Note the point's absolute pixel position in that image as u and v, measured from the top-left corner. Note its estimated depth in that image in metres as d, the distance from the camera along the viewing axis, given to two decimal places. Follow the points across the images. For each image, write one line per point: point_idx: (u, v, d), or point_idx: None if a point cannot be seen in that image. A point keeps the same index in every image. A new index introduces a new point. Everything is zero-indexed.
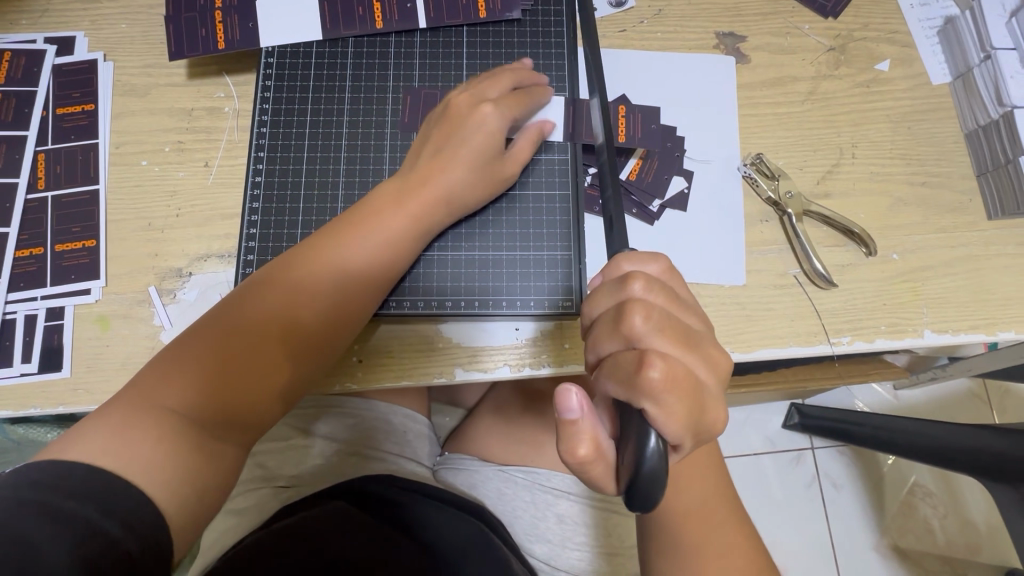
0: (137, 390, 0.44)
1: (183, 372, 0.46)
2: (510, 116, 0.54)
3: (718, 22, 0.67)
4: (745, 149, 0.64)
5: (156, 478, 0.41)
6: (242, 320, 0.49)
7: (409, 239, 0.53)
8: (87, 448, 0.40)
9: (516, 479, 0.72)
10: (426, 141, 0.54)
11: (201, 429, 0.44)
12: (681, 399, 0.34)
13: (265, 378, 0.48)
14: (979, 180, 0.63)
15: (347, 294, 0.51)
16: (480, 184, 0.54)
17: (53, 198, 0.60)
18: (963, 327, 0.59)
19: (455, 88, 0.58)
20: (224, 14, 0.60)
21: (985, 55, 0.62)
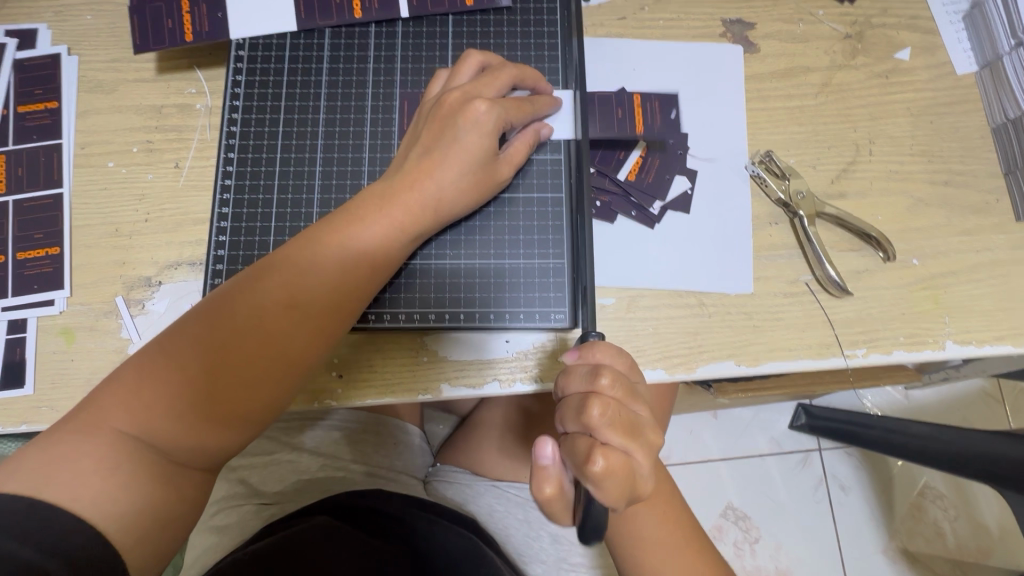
0: (88, 415, 0.41)
1: (139, 397, 0.41)
2: (508, 112, 0.49)
3: (725, 7, 0.62)
4: (754, 145, 0.60)
5: (111, 512, 0.38)
6: (206, 340, 0.43)
7: (395, 246, 0.48)
8: (36, 480, 0.38)
9: (509, 495, 0.69)
10: (413, 140, 0.50)
11: (160, 457, 0.41)
12: (620, 493, 0.36)
13: (230, 401, 0.43)
14: (1008, 178, 0.58)
15: (325, 306, 0.46)
16: (471, 185, 0.49)
17: (15, 203, 0.57)
18: (988, 338, 0.55)
19: (438, 81, 0.52)
20: (192, 4, 0.56)
21: (1016, 42, 0.57)
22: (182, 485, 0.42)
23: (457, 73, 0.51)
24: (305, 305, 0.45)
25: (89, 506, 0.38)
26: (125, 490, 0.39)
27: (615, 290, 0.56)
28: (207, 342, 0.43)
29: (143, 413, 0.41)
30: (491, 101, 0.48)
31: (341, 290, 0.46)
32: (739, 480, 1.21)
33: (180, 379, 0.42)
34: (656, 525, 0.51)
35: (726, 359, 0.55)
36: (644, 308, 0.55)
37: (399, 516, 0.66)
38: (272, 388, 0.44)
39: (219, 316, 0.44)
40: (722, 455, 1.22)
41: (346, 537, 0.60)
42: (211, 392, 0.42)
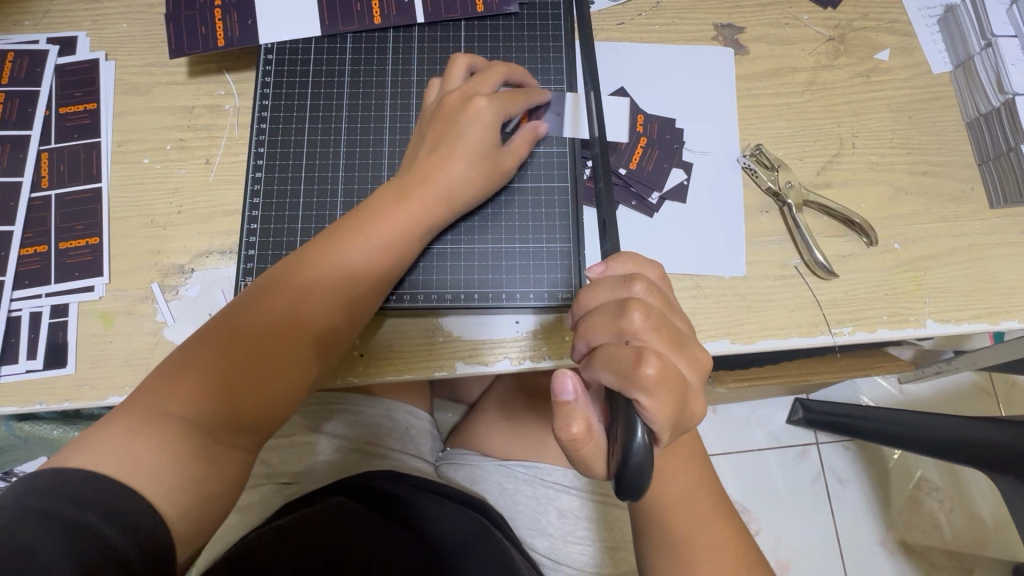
0: (138, 401, 0.44)
1: (187, 380, 0.45)
2: (505, 105, 0.53)
3: (716, 12, 0.67)
4: (745, 140, 0.64)
5: (163, 487, 0.42)
6: (248, 325, 0.47)
7: (411, 235, 0.52)
8: (93, 456, 0.41)
9: (518, 473, 0.72)
10: (420, 140, 0.54)
11: (206, 430, 0.45)
12: (671, 395, 0.37)
13: (265, 380, 0.47)
14: (982, 168, 0.63)
15: (351, 291, 0.50)
16: (481, 174, 0.53)
17: (57, 196, 0.61)
18: (966, 317, 0.59)
19: (443, 80, 0.56)
20: (224, 12, 0.60)
21: (985, 43, 0.62)
22: (225, 461, 0.45)
23: (449, 77, 0.55)
24: (314, 297, 0.49)
25: (139, 479, 0.41)
26: (172, 464, 0.42)
27: None
28: (244, 327, 0.47)
29: (187, 395, 0.45)
30: (488, 98, 0.52)
31: (365, 274, 0.50)
32: (738, 471, 1.24)
33: (218, 362, 0.46)
34: (688, 488, 0.50)
35: (721, 338, 0.58)
36: None
37: (412, 500, 0.68)
38: (302, 366, 0.48)
39: (252, 306, 0.48)
40: (721, 446, 1.25)
41: (357, 522, 0.63)
42: (251, 369, 0.46)
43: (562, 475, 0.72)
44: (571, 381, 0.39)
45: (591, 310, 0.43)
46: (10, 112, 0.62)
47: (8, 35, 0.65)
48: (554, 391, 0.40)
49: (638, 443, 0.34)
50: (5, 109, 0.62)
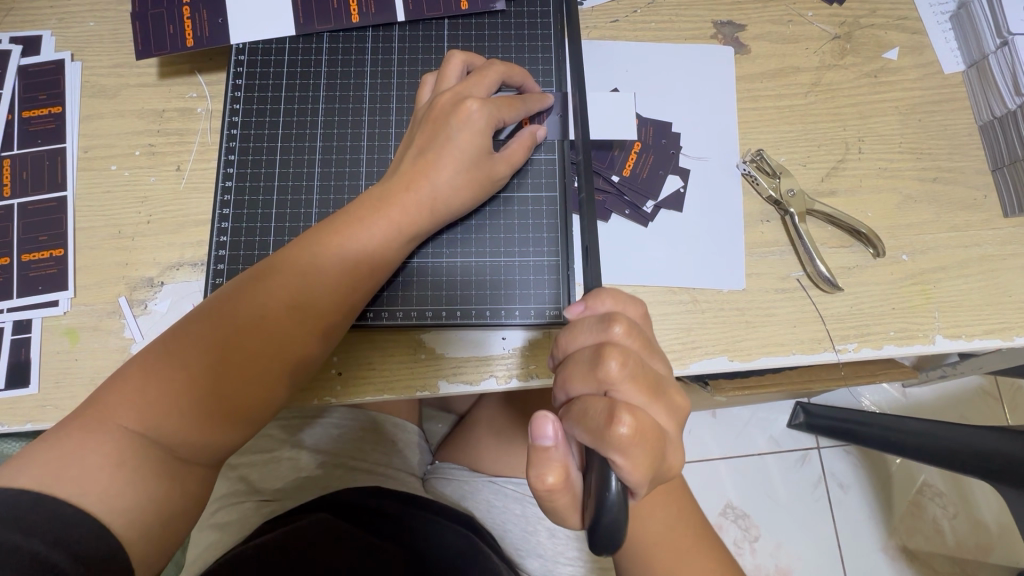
0: (94, 410, 0.41)
1: (143, 394, 0.42)
2: (499, 111, 0.50)
3: (715, 9, 0.64)
4: (745, 144, 0.61)
5: (114, 510, 0.39)
6: (211, 339, 0.44)
7: (393, 244, 0.48)
8: (42, 474, 0.39)
9: (506, 490, 0.69)
10: (409, 143, 0.51)
11: (164, 451, 0.42)
12: (646, 452, 0.36)
13: (230, 394, 0.44)
14: (995, 174, 0.59)
15: (326, 305, 0.47)
16: (469, 181, 0.49)
17: (20, 206, 0.58)
18: (977, 332, 0.56)
19: (436, 80, 0.52)
20: (193, 10, 0.57)
21: (1001, 41, 0.58)
22: (185, 482, 0.43)
23: (443, 75, 0.52)
24: (285, 311, 0.45)
25: (93, 500, 0.39)
26: (129, 484, 0.40)
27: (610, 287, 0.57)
28: (212, 336, 0.44)
29: (146, 406, 0.42)
30: (481, 101, 0.48)
31: (341, 289, 0.47)
32: (738, 478, 1.21)
33: (182, 372, 0.43)
34: (670, 523, 0.48)
35: (719, 355, 0.55)
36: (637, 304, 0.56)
37: (398, 514, 0.66)
38: (272, 380, 0.45)
39: (225, 312, 0.45)
40: (721, 453, 1.23)
41: (342, 535, 0.60)
42: (213, 387, 0.43)
43: None
44: (551, 426, 0.38)
45: (570, 353, 0.41)
46: None
47: None
48: (531, 435, 0.38)
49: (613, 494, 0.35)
50: None
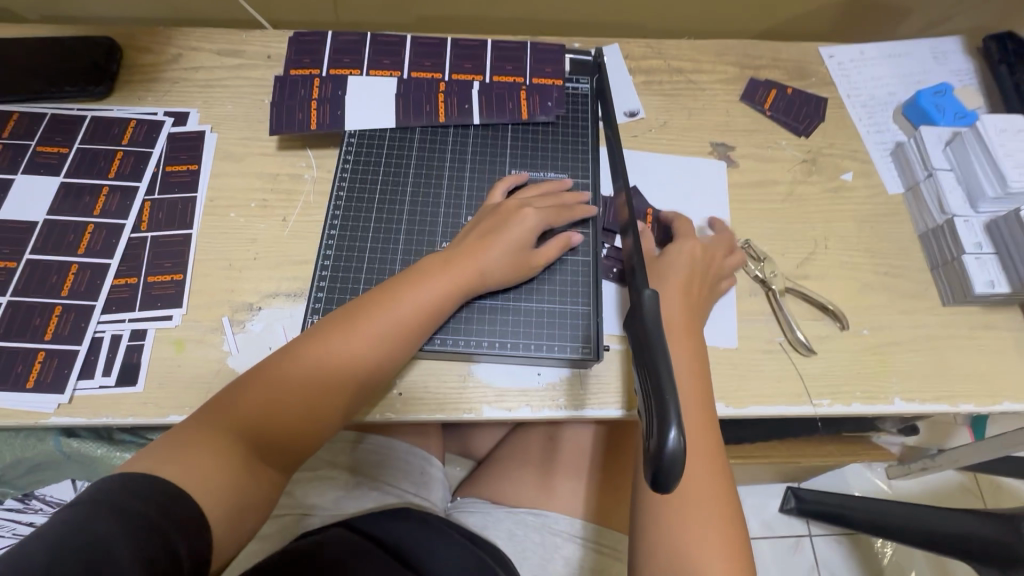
0: (216, 414, 0.52)
1: (252, 407, 0.53)
2: (549, 218, 0.66)
3: (712, 134, 0.83)
4: (736, 234, 0.76)
5: (211, 497, 0.48)
6: (309, 366, 0.56)
7: (448, 300, 0.62)
8: (164, 460, 0.48)
9: (525, 519, 0.77)
10: (472, 225, 0.66)
11: (255, 453, 0.52)
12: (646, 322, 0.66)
13: (310, 407, 0.55)
14: (933, 273, 0.75)
15: (394, 348, 0.59)
16: (514, 265, 0.64)
17: (153, 238, 0.71)
18: (928, 397, 0.68)
19: (504, 185, 0.70)
20: (319, 104, 0.74)
21: (928, 173, 0.76)
22: (259, 480, 0.52)
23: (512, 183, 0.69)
24: (366, 349, 0.58)
25: (194, 482, 0.47)
26: (223, 474, 0.49)
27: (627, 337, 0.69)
28: (305, 358, 0.56)
29: (253, 412, 0.53)
30: (536, 208, 0.66)
31: (407, 334, 0.59)
32: None
33: (279, 387, 0.55)
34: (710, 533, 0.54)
35: (716, 401, 0.67)
36: None
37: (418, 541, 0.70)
38: (341, 400, 0.57)
39: (319, 342, 0.57)
40: None
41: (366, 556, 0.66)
42: (302, 405, 0.55)
43: (566, 524, 0.76)
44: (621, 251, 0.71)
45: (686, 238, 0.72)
46: (126, 167, 0.75)
47: (135, 108, 0.79)
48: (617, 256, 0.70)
49: (670, 452, 0.35)
50: (123, 164, 0.75)
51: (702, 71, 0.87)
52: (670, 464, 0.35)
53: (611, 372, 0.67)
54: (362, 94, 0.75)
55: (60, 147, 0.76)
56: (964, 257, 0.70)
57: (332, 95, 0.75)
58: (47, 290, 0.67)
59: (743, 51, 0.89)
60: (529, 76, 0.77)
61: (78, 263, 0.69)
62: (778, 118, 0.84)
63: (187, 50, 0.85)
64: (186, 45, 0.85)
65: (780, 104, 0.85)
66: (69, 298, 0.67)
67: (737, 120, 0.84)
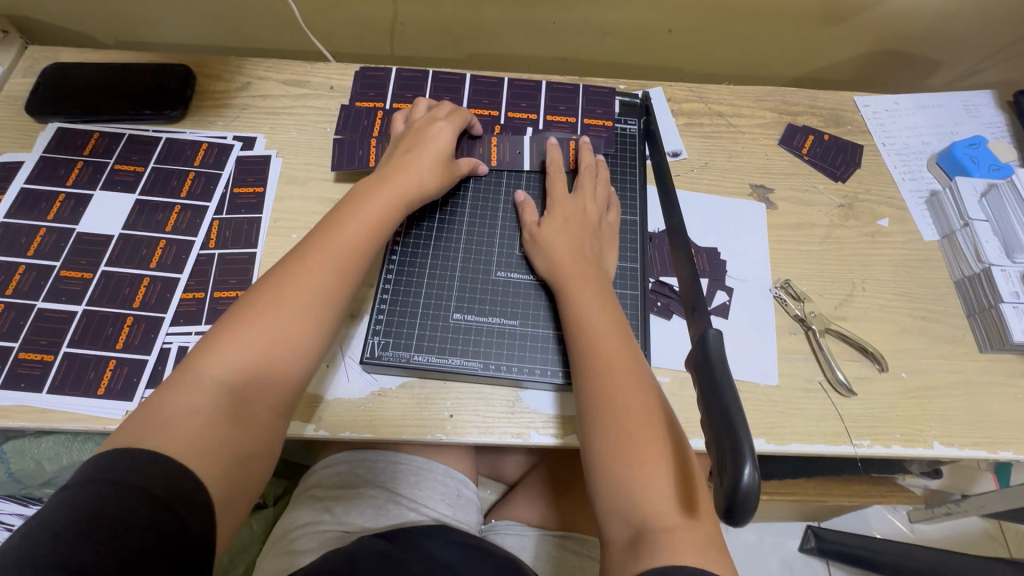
0: (177, 374, 0.54)
1: (210, 350, 0.55)
2: (457, 124, 0.74)
3: (752, 176, 0.86)
4: (775, 274, 0.79)
5: (206, 455, 0.50)
6: (258, 296, 0.58)
7: (391, 210, 0.66)
8: (141, 431, 0.49)
9: (565, 544, 0.82)
10: (395, 152, 0.72)
11: (230, 393, 0.54)
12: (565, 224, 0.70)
13: (275, 338, 0.56)
14: (970, 319, 0.76)
15: (345, 260, 0.62)
16: (441, 175, 0.71)
17: (220, 255, 0.75)
18: (967, 443, 0.69)
19: (401, 119, 0.75)
20: (378, 140, 0.79)
21: (964, 223, 0.79)
22: (251, 423, 0.54)
23: (411, 112, 0.76)
24: (315, 266, 0.60)
25: (179, 441, 0.49)
26: (205, 425, 0.51)
27: (672, 372, 0.70)
28: (254, 296, 0.58)
29: (213, 354, 0.54)
30: (445, 120, 0.73)
31: (355, 243, 0.63)
32: None
33: (236, 331, 0.56)
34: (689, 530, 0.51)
35: (757, 437, 0.68)
36: (692, 388, 0.69)
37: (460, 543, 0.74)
38: (308, 322, 0.58)
39: (259, 288, 0.59)
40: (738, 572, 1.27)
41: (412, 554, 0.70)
42: (263, 329, 0.56)
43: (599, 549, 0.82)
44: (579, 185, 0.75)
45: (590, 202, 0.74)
46: (197, 187, 0.79)
47: (206, 132, 0.84)
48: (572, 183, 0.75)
49: (745, 487, 0.37)
50: (194, 184, 0.79)
51: (742, 115, 0.91)
52: (745, 498, 0.37)
53: None
54: None
55: (136, 166, 0.80)
56: (1002, 305, 0.72)
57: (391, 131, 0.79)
58: (120, 301, 0.71)
59: (781, 97, 0.93)
60: (581, 116, 0.82)
61: (150, 276, 0.73)
62: (816, 163, 0.87)
63: (255, 79, 0.90)
64: (255, 74, 0.90)
65: (818, 150, 0.88)
66: (140, 310, 0.70)
67: (776, 164, 0.87)
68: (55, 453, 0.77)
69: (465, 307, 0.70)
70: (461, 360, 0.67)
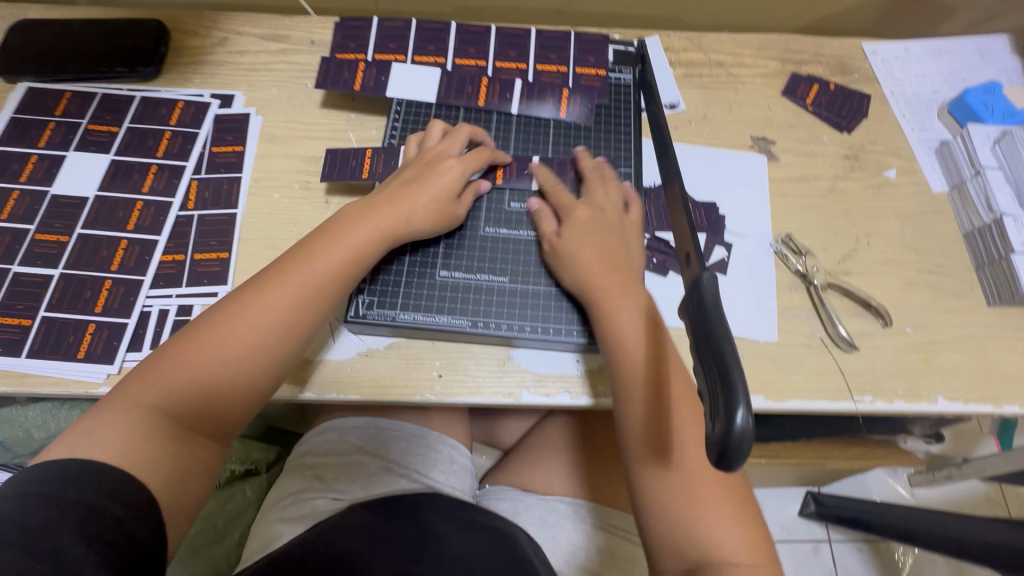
0: (127, 390, 0.53)
1: (161, 376, 0.54)
2: (469, 162, 0.68)
3: (753, 128, 0.82)
4: (776, 228, 0.76)
5: (146, 471, 0.50)
6: (218, 329, 0.56)
7: (366, 246, 0.62)
8: (81, 442, 0.50)
9: (560, 509, 0.78)
10: (392, 182, 0.67)
11: (175, 422, 0.53)
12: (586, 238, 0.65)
13: (228, 373, 0.55)
14: (978, 272, 0.74)
15: (305, 300, 0.59)
16: (437, 215, 0.65)
17: (199, 216, 0.72)
18: (972, 398, 0.67)
19: (410, 146, 0.71)
20: (366, 68, 0.76)
21: (975, 172, 0.75)
22: (191, 447, 0.54)
23: (427, 136, 0.71)
24: (279, 306, 0.58)
25: (116, 456, 0.49)
26: (144, 445, 0.51)
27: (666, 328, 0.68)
28: (216, 322, 0.57)
29: (162, 382, 0.54)
30: (456, 159, 0.67)
31: (323, 283, 0.60)
32: None
33: (192, 360, 0.55)
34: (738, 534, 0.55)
35: (755, 394, 0.66)
36: (687, 344, 0.67)
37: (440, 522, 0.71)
38: (262, 360, 0.57)
39: (221, 315, 0.57)
40: None
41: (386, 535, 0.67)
42: (214, 364, 0.55)
43: (601, 514, 0.77)
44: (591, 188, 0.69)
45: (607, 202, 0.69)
46: (173, 147, 0.76)
47: (182, 90, 0.81)
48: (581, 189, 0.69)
49: (737, 431, 0.35)
50: (171, 144, 0.76)
51: (743, 64, 0.87)
52: (736, 444, 0.35)
53: None
54: (409, 65, 0.76)
55: (110, 126, 0.77)
56: (1012, 256, 0.69)
57: (378, 61, 0.76)
58: (98, 265, 0.69)
59: (784, 45, 0.88)
60: (572, 65, 0.78)
61: (127, 238, 0.70)
62: (820, 113, 0.83)
63: (232, 34, 0.86)
64: (232, 29, 0.86)
65: (822, 99, 0.84)
66: (118, 273, 0.68)
67: (778, 115, 0.83)
68: (43, 421, 0.76)
69: (453, 264, 0.67)
70: (449, 318, 0.65)
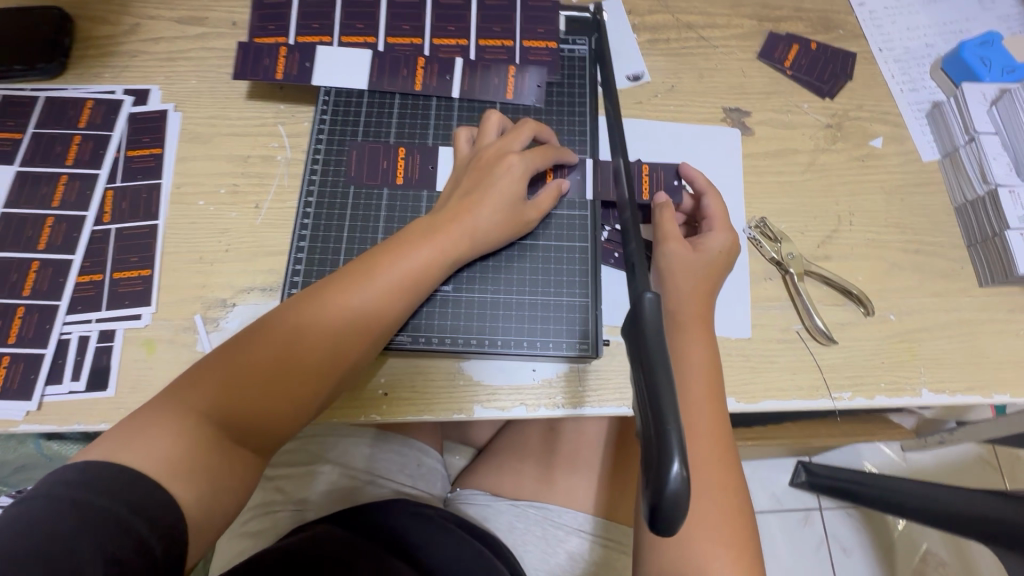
0: (174, 395, 0.49)
1: (212, 383, 0.49)
2: (533, 162, 0.61)
3: (725, 98, 0.74)
4: (750, 212, 0.69)
5: (182, 483, 0.45)
6: (280, 341, 0.51)
7: (436, 260, 0.56)
8: (117, 446, 0.45)
9: (529, 514, 0.74)
10: (456, 184, 0.61)
11: (224, 436, 0.49)
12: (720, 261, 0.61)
13: (288, 388, 0.51)
14: (970, 250, 0.68)
15: (370, 312, 0.54)
16: (505, 222, 0.59)
17: (117, 230, 0.66)
18: (959, 388, 0.62)
19: (466, 141, 0.64)
20: (288, 52, 0.68)
21: (969, 138, 0.68)
22: (234, 463, 0.49)
23: (484, 130, 0.63)
24: (349, 321, 0.52)
25: (156, 468, 0.44)
26: (188, 456, 0.46)
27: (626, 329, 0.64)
28: (278, 330, 0.52)
29: (212, 390, 0.49)
30: (520, 155, 0.60)
31: (387, 298, 0.54)
32: None
33: (249, 368, 0.50)
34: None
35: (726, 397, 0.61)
36: None
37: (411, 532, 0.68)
38: (321, 375, 0.52)
39: (279, 324, 0.52)
40: None
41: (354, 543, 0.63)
42: (268, 381, 0.50)
43: (574, 519, 0.74)
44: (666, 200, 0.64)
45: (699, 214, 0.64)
46: (84, 153, 0.69)
47: (91, 87, 0.73)
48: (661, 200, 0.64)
49: (672, 490, 0.30)
50: (81, 150, 0.69)
51: (714, 26, 0.78)
52: (670, 503, 0.31)
53: (613, 367, 0.62)
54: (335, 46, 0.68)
55: (13, 133, 0.70)
56: (1007, 233, 0.63)
57: (302, 43, 0.68)
58: (9, 291, 0.63)
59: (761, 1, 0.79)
60: (519, 38, 0.69)
61: (39, 259, 0.64)
62: (800, 78, 0.75)
63: (145, 19, 0.77)
64: (144, 13, 0.77)
65: (803, 62, 0.76)
66: (31, 298, 0.63)
67: (754, 82, 0.75)
68: None
69: None
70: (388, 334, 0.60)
